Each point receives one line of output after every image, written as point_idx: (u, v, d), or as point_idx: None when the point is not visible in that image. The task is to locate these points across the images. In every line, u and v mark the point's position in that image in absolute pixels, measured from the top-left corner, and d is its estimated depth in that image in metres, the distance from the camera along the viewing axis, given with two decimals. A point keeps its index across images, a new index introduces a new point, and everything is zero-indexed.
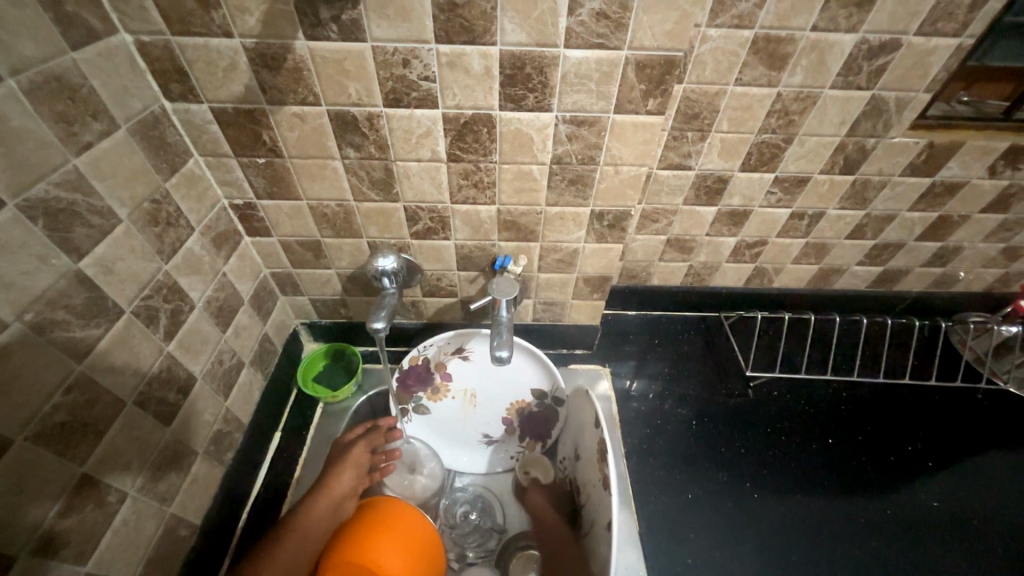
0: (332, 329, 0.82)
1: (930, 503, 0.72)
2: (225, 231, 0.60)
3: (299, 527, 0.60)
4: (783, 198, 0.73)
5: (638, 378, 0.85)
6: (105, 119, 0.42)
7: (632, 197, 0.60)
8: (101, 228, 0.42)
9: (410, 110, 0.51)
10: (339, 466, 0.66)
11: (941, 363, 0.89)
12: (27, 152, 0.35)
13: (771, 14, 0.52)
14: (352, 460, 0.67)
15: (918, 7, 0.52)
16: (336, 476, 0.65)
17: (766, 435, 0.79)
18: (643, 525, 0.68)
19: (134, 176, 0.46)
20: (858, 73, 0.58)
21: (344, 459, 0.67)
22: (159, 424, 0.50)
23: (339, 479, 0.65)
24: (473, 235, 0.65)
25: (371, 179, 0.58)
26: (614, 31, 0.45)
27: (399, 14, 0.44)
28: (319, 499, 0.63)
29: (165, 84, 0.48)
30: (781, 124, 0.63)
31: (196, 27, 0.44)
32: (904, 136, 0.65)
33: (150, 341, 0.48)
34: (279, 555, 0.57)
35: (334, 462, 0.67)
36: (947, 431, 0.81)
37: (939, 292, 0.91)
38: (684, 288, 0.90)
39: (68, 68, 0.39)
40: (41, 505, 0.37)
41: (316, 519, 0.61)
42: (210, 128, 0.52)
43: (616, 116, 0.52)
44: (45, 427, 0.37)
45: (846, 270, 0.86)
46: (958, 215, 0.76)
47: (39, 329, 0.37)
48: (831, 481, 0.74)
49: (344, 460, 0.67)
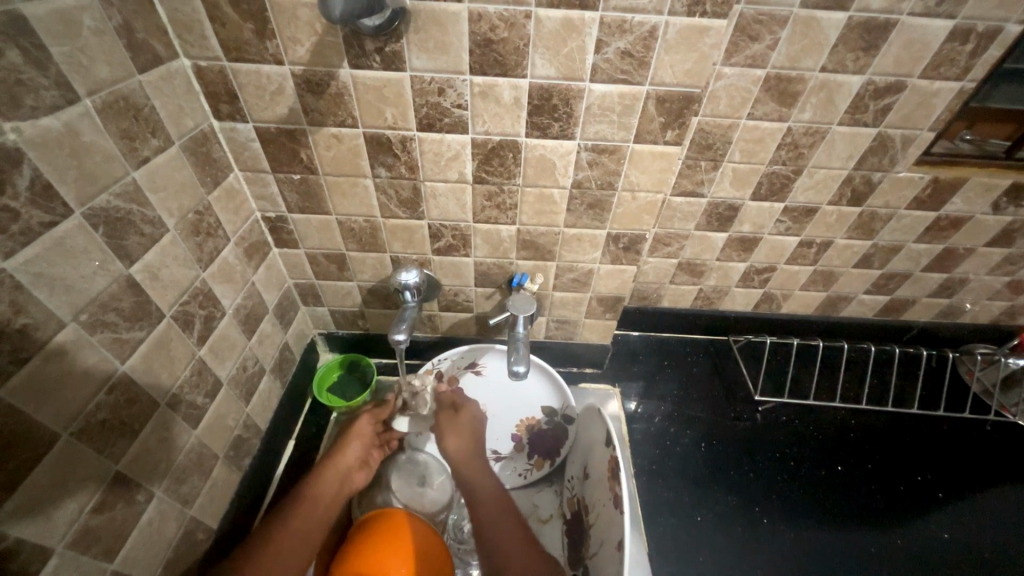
0: (349, 339, 0.84)
1: (940, 535, 0.72)
2: (256, 242, 0.63)
3: (309, 498, 0.62)
4: (792, 226, 0.75)
5: (648, 399, 0.86)
6: (162, 136, 0.46)
7: (648, 222, 0.63)
8: (151, 236, 0.45)
9: (441, 135, 0.54)
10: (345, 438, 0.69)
11: (949, 393, 0.90)
12: (94, 166, 0.38)
13: (783, 55, 0.56)
14: (359, 433, 0.70)
15: (922, 53, 0.55)
16: (345, 448, 0.68)
17: (774, 460, 0.79)
18: (652, 548, 0.68)
19: (182, 188, 0.49)
20: (866, 111, 0.61)
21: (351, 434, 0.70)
22: (187, 427, 0.51)
23: (346, 452, 0.68)
24: (492, 253, 0.68)
25: (398, 198, 0.61)
26: (637, 68, 0.48)
27: (438, 47, 0.47)
28: (324, 477, 0.65)
29: (215, 104, 0.51)
30: (791, 157, 0.66)
31: (250, 55, 0.48)
32: (910, 171, 0.67)
33: (185, 346, 0.50)
34: (292, 522, 0.59)
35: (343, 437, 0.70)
36: (956, 462, 0.81)
37: (946, 323, 0.92)
38: (694, 311, 0.91)
39: (134, 90, 0.42)
40: (78, 501, 0.39)
41: (326, 492, 0.64)
42: (252, 146, 0.55)
43: (635, 146, 0.55)
44: (88, 424, 0.39)
45: (853, 298, 0.88)
46: (963, 248, 0.78)
47: (91, 330, 0.39)
48: (840, 509, 0.74)
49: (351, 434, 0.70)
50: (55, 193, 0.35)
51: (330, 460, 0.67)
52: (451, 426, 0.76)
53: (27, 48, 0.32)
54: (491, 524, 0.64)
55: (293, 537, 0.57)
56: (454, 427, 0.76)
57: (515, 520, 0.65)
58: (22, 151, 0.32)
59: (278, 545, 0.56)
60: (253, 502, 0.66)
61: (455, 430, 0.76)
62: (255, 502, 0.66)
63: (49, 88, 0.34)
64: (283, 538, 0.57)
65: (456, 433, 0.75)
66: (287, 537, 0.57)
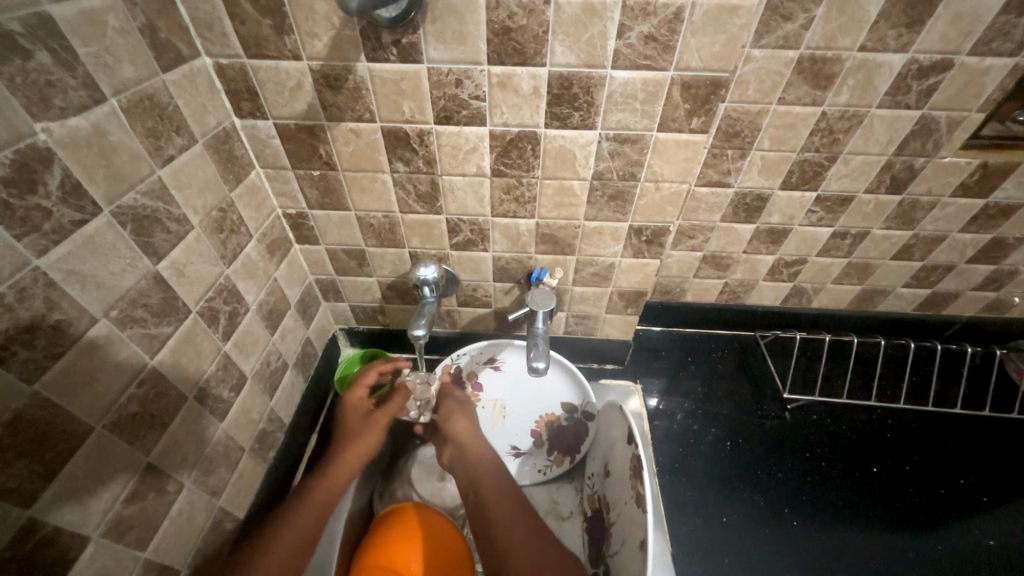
0: (368, 334, 0.84)
1: (986, 543, 0.68)
2: (277, 239, 0.64)
3: (309, 492, 0.61)
4: (825, 217, 0.72)
5: (670, 396, 0.84)
6: (186, 135, 0.46)
7: (672, 214, 0.60)
8: (177, 234, 0.46)
9: (459, 128, 0.53)
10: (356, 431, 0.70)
11: (995, 392, 0.85)
12: (121, 165, 0.39)
13: (819, 35, 0.52)
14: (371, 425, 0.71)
15: (973, 27, 0.51)
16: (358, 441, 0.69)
17: (804, 460, 0.76)
18: (675, 548, 0.67)
19: (206, 186, 0.49)
20: (908, 93, 0.57)
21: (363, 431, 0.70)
22: (214, 420, 0.53)
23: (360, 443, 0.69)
24: (511, 247, 0.67)
25: (417, 193, 0.61)
26: (662, 53, 0.46)
27: (455, 38, 0.46)
28: (338, 470, 0.65)
29: (237, 102, 0.52)
30: (825, 143, 0.62)
31: (270, 51, 0.48)
32: (956, 156, 0.63)
33: (210, 341, 0.51)
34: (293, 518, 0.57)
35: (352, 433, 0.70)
36: (1004, 465, 0.76)
37: (992, 318, 0.87)
38: (718, 306, 0.89)
39: (158, 89, 0.42)
40: (111, 491, 0.40)
41: (334, 485, 0.63)
42: (272, 143, 0.56)
43: (659, 134, 0.53)
44: (120, 417, 0.40)
45: (891, 292, 0.83)
46: (1013, 237, 0.73)
47: (121, 325, 0.40)
48: (876, 512, 0.71)
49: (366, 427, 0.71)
50: (85, 192, 0.36)
51: (341, 454, 0.67)
52: (456, 409, 0.72)
53: (55, 49, 0.33)
54: (494, 516, 0.58)
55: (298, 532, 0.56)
56: (462, 410, 0.72)
57: (520, 514, 0.59)
58: (53, 150, 0.33)
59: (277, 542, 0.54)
60: (278, 492, 0.67)
61: (458, 413, 0.71)
62: (280, 494, 0.68)
63: (78, 89, 0.35)
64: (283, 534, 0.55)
65: (459, 413, 0.71)
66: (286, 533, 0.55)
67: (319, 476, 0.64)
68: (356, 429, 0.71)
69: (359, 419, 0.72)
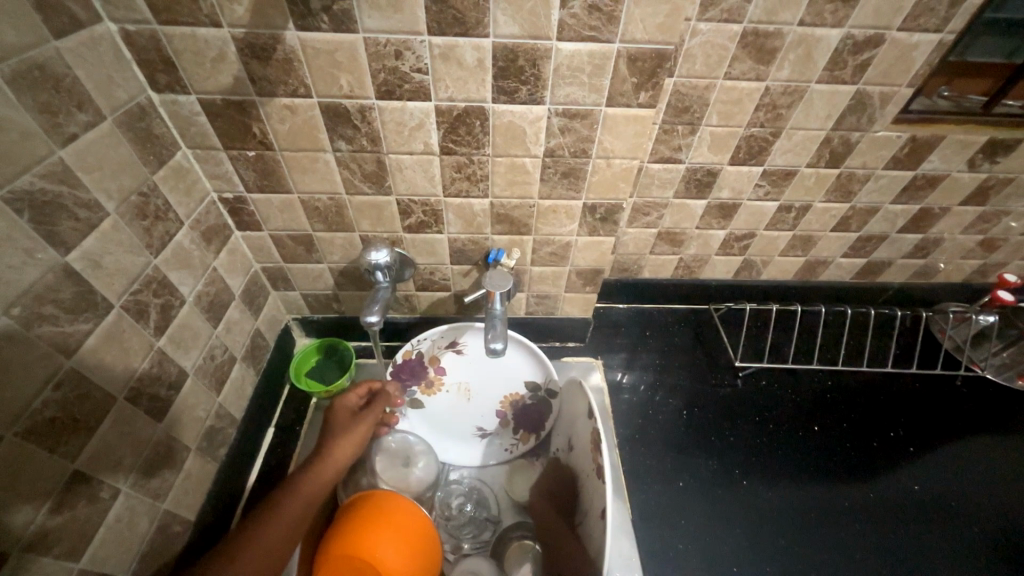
0: (324, 323, 0.81)
1: (911, 487, 0.75)
2: (214, 225, 0.60)
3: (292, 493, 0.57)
4: (771, 190, 0.74)
5: (630, 370, 0.86)
6: (91, 111, 0.42)
7: (624, 190, 0.61)
8: (88, 221, 0.42)
9: (403, 103, 0.51)
10: (341, 433, 0.65)
11: (922, 351, 0.92)
12: (8, 144, 0.35)
13: (760, 9, 0.53)
14: (355, 434, 0.65)
15: (902, 2, 0.53)
16: (336, 445, 0.63)
17: (753, 423, 0.81)
18: (636, 513, 0.70)
19: (122, 167, 0.45)
20: (844, 68, 0.59)
21: (349, 428, 0.66)
22: (151, 421, 0.49)
23: (340, 445, 0.63)
24: (466, 228, 0.65)
25: (362, 172, 0.58)
26: (606, 24, 0.45)
27: (391, 5, 0.43)
28: (323, 463, 0.61)
29: (151, 74, 0.47)
30: (769, 118, 0.64)
31: (184, 16, 0.43)
32: (888, 130, 0.66)
33: (140, 336, 0.48)
34: (268, 526, 0.54)
35: (337, 431, 0.65)
36: (929, 417, 0.83)
37: (919, 283, 0.94)
38: (674, 281, 0.91)
39: (50, 58, 0.38)
40: (30, 503, 0.37)
41: (316, 486, 0.59)
42: (198, 120, 0.51)
43: (608, 109, 0.52)
44: (35, 423, 0.37)
45: (831, 262, 0.88)
46: (939, 207, 0.78)
47: (26, 324, 0.36)
48: (818, 467, 0.76)
49: (346, 426, 0.66)
50: None
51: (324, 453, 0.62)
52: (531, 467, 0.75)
53: None
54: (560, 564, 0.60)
55: (274, 541, 0.53)
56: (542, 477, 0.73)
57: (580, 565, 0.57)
58: None
59: (261, 543, 0.52)
60: (234, 490, 0.65)
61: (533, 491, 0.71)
62: (235, 492, 0.65)
63: None
64: (254, 540, 0.52)
65: (533, 487, 0.72)
66: (255, 551, 0.52)
67: (298, 477, 0.59)
68: (342, 427, 0.66)
69: (345, 419, 0.67)
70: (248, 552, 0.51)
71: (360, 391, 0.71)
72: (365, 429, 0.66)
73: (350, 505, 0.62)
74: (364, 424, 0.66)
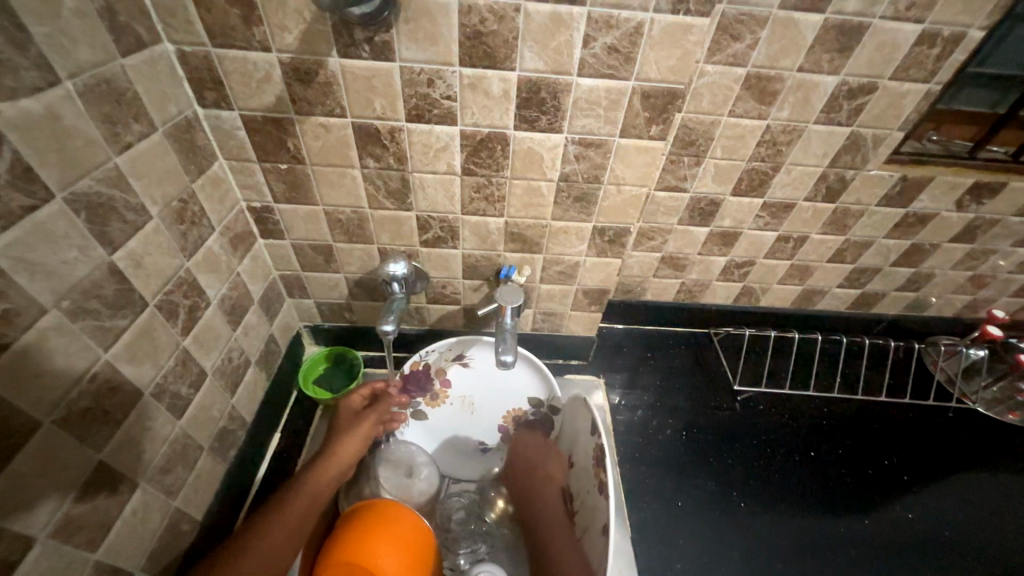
0: (334, 332, 0.83)
1: (905, 516, 0.76)
2: (241, 233, 0.62)
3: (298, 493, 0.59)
4: (771, 221, 0.78)
5: (631, 390, 0.88)
6: (145, 122, 0.45)
7: (633, 216, 0.64)
8: (134, 223, 0.44)
9: (430, 126, 0.55)
10: (346, 433, 0.67)
11: (915, 382, 0.95)
12: (75, 150, 0.37)
13: (763, 55, 0.58)
14: (359, 434, 0.67)
15: (893, 55, 0.58)
16: (341, 444, 0.65)
17: (751, 446, 0.82)
18: (634, 532, 0.70)
19: (166, 175, 0.48)
20: (840, 111, 0.63)
21: (353, 428, 0.68)
22: (171, 418, 0.51)
23: (346, 444, 0.65)
24: (480, 245, 0.68)
25: (387, 189, 0.61)
26: (623, 64, 0.49)
27: (428, 39, 0.47)
28: (328, 462, 0.63)
29: (200, 91, 0.51)
30: (770, 154, 0.68)
31: (237, 41, 0.47)
32: (881, 169, 0.71)
33: (169, 334, 0.50)
34: (275, 524, 0.55)
35: (340, 433, 0.67)
36: (922, 447, 0.85)
37: (912, 316, 0.97)
38: (676, 304, 0.94)
39: (116, 74, 0.41)
40: (59, 490, 0.38)
41: (321, 485, 0.61)
42: (237, 134, 0.55)
43: (621, 140, 0.56)
44: (69, 412, 0.38)
45: (827, 291, 0.91)
46: (929, 243, 0.82)
47: (73, 316, 0.38)
48: (814, 492, 0.77)
49: (350, 426, 0.68)
50: (36, 176, 0.34)
51: (329, 452, 0.64)
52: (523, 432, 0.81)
53: (7, 27, 0.32)
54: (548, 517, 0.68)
55: (279, 539, 0.54)
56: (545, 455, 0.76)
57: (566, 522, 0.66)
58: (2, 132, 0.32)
59: (268, 540, 0.53)
60: (239, 493, 0.66)
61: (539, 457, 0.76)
62: (240, 495, 0.66)
63: (30, 70, 0.33)
64: (261, 537, 0.53)
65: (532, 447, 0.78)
66: (263, 548, 0.53)
67: (304, 476, 0.61)
68: (346, 428, 0.68)
69: (349, 419, 0.70)
70: (255, 549, 0.52)
71: (364, 393, 0.74)
72: (368, 428, 0.68)
73: (353, 511, 0.63)
74: (368, 424, 0.68)
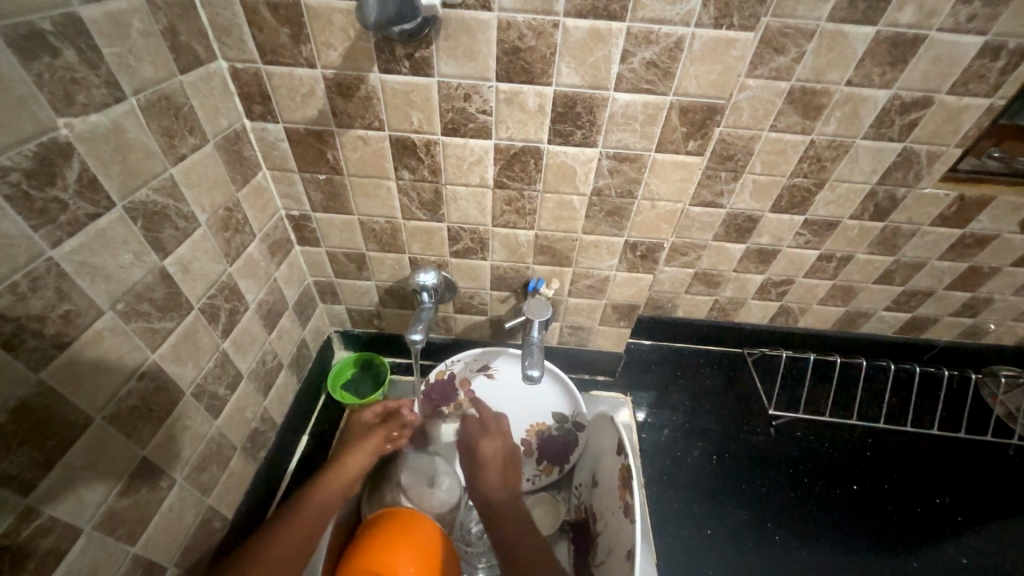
0: (363, 338, 0.85)
1: (958, 561, 0.70)
2: (280, 240, 0.65)
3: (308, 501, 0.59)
4: (812, 239, 0.75)
5: (659, 409, 0.86)
6: (198, 135, 0.47)
7: (666, 231, 0.63)
8: (185, 230, 0.46)
9: (465, 140, 0.55)
10: (355, 445, 0.67)
11: (970, 415, 0.88)
12: (135, 161, 0.40)
13: (808, 68, 0.56)
14: (368, 446, 0.68)
15: (951, 68, 0.55)
16: (350, 455, 0.66)
17: (787, 474, 0.78)
18: (660, 558, 0.68)
19: (215, 185, 0.50)
20: (891, 126, 0.60)
21: (363, 440, 0.68)
22: (208, 417, 0.53)
23: (355, 455, 0.66)
24: (510, 257, 0.68)
25: (420, 201, 0.62)
26: (661, 79, 0.49)
27: (466, 55, 0.48)
28: (336, 473, 0.63)
29: (249, 105, 0.53)
30: (813, 170, 0.65)
31: (285, 58, 0.49)
32: (935, 187, 0.67)
33: (210, 337, 0.52)
34: (284, 530, 0.55)
35: (351, 445, 0.68)
36: (978, 486, 0.79)
37: (968, 343, 0.90)
38: (708, 321, 0.91)
39: (175, 90, 0.43)
40: (105, 484, 0.40)
41: (329, 494, 0.61)
42: (281, 146, 0.57)
43: (657, 155, 0.55)
44: (118, 409, 0.40)
45: (873, 314, 0.86)
46: (988, 266, 0.77)
47: (126, 318, 0.40)
48: (855, 528, 0.72)
49: (360, 438, 0.69)
50: (100, 185, 0.37)
51: (337, 463, 0.64)
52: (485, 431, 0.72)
53: (82, 48, 0.34)
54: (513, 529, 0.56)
55: (288, 545, 0.54)
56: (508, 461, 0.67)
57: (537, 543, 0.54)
58: (73, 145, 0.34)
59: (279, 547, 0.53)
60: (267, 493, 0.67)
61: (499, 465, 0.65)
62: (267, 495, 0.67)
63: (100, 87, 0.36)
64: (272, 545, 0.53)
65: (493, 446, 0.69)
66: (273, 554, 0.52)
67: (313, 486, 0.61)
68: (356, 440, 0.68)
69: (360, 432, 0.70)
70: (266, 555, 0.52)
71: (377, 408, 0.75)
72: (378, 440, 0.68)
73: (372, 522, 0.63)
74: (377, 437, 0.69)
